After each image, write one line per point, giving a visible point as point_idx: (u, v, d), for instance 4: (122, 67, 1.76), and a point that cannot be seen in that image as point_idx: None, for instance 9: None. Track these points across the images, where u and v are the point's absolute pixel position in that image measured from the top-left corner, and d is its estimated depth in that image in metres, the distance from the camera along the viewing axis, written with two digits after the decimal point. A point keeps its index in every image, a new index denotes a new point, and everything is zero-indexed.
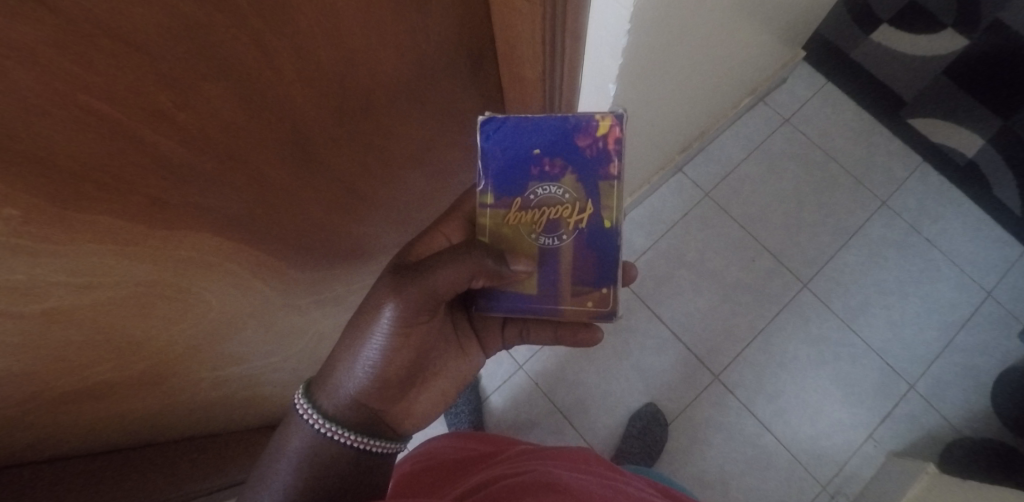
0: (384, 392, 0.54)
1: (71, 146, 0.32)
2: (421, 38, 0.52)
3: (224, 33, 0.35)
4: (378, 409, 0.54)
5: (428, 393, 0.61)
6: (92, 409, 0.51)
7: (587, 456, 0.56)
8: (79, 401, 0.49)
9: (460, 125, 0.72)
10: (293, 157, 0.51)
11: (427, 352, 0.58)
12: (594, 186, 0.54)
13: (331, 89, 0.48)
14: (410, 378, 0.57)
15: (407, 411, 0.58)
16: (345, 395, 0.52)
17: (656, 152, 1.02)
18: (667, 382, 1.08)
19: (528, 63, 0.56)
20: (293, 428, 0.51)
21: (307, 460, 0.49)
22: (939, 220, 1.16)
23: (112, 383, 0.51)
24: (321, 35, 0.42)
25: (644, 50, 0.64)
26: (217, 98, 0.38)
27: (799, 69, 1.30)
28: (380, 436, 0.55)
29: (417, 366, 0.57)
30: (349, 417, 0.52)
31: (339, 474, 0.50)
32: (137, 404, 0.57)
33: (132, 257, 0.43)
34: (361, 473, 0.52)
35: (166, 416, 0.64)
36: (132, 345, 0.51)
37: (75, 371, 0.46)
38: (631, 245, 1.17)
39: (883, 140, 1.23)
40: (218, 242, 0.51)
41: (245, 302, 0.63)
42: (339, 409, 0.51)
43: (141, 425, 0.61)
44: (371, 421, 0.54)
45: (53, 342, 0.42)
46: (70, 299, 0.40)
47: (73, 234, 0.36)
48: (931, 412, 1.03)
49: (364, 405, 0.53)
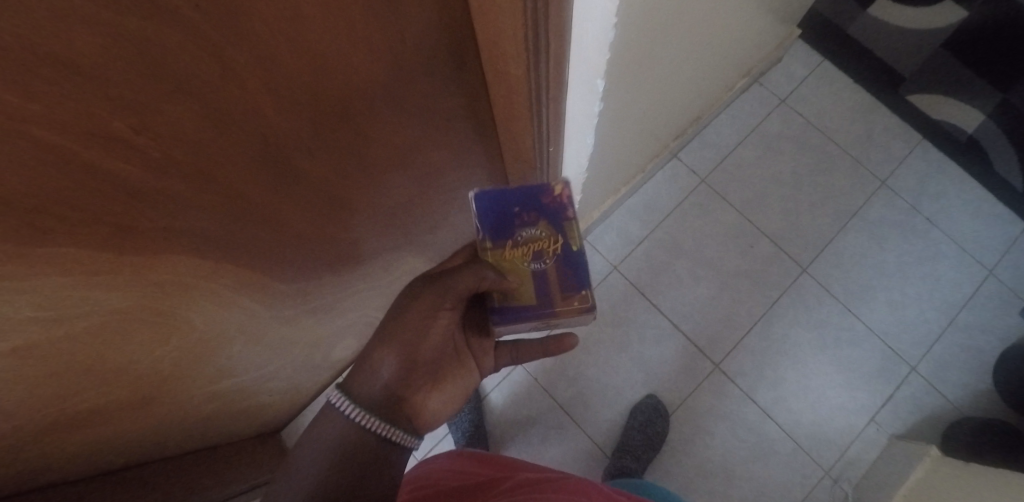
0: (414, 377, 0.55)
1: (25, 181, 0.29)
2: (397, 40, 0.49)
3: (183, 54, 0.32)
4: (405, 396, 0.54)
5: (445, 394, 0.59)
6: (79, 436, 0.50)
7: (590, 488, 0.56)
8: (63, 429, 0.47)
9: (446, 126, 0.69)
10: (267, 170, 0.49)
11: (450, 343, 0.59)
12: (564, 223, 0.57)
13: (302, 99, 0.45)
14: (434, 370, 0.57)
15: (430, 406, 0.58)
16: (380, 378, 0.52)
17: (651, 139, 1.00)
18: (668, 372, 1.07)
19: (511, 60, 0.54)
20: (327, 418, 0.51)
21: (336, 447, 0.49)
22: (940, 198, 1.15)
23: (99, 408, 0.50)
24: (287, 47, 0.39)
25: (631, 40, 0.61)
26: (177, 118, 0.36)
27: (795, 47, 1.26)
28: (404, 428, 0.53)
29: (439, 360, 0.58)
30: (379, 402, 0.52)
31: (360, 462, 0.49)
32: (125, 426, 0.56)
33: (103, 284, 0.41)
34: (379, 461, 0.50)
35: (158, 433, 0.63)
36: (116, 371, 0.49)
37: (58, 401, 0.45)
38: (626, 234, 1.15)
39: (882, 117, 1.21)
40: (196, 260, 0.49)
41: (229, 317, 0.61)
42: (371, 392, 0.52)
43: (130, 446, 0.60)
44: (397, 409, 0.53)
45: (31, 376, 0.40)
46: (40, 332, 0.38)
47: (32, 267, 0.34)
48: (933, 393, 1.03)
49: (393, 391, 0.53)
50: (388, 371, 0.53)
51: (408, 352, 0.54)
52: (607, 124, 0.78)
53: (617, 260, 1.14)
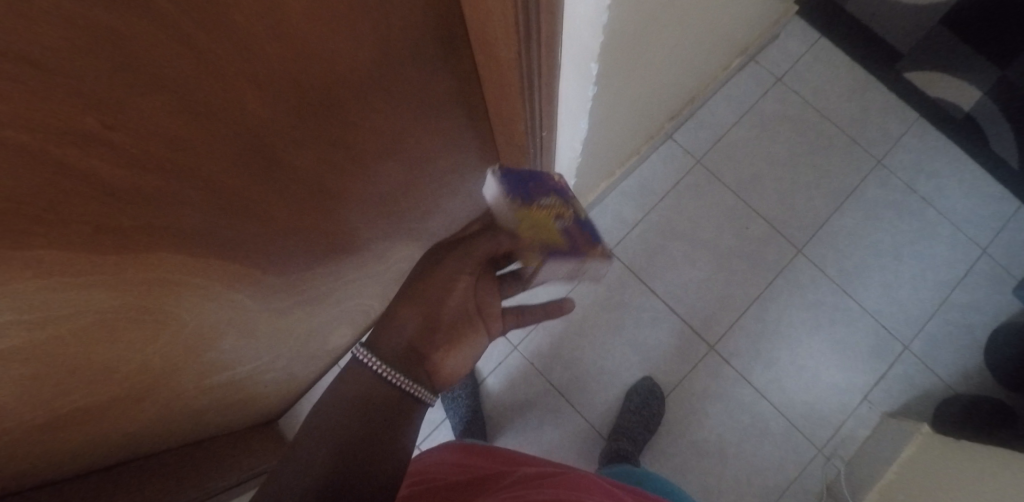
0: (433, 335, 0.57)
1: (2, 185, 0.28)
2: (382, 25, 0.47)
3: (154, 43, 0.30)
4: (424, 353, 0.57)
5: (461, 356, 0.61)
6: (76, 434, 0.49)
7: (590, 485, 0.55)
8: (59, 429, 0.47)
9: (436, 112, 0.68)
10: (253, 164, 0.48)
11: (472, 308, 0.61)
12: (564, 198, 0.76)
13: (285, 89, 0.44)
14: (453, 330, 0.59)
15: (447, 365, 0.60)
16: (401, 336, 0.55)
17: (645, 121, 0.98)
18: (663, 355, 1.08)
19: (502, 44, 0.52)
20: (353, 374, 0.52)
21: (360, 402, 0.50)
22: (935, 177, 1.14)
23: (93, 407, 0.49)
24: (267, 34, 0.38)
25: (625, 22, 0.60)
26: (155, 114, 0.35)
27: (792, 24, 1.24)
28: (423, 385, 0.55)
29: (458, 322, 0.60)
30: (400, 359, 0.54)
31: (382, 414, 0.51)
32: (121, 422, 0.55)
33: (86, 285, 0.40)
34: (399, 413, 0.52)
35: (154, 429, 0.63)
36: (108, 370, 0.48)
37: (51, 402, 0.44)
38: (622, 217, 1.15)
39: (878, 95, 1.19)
40: (181, 257, 0.48)
41: (221, 311, 0.61)
42: (392, 348, 0.54)
43: (128, 441, 0.59)
44: (416, 365, 0.56)
45: (23, 380, 0.40)
46: (25, 336, 0.37)
47: (15, 273, 0.33)
48: (925, 371, 1.04)
49: (413, 347, 0.56)
50: (409, 328, 0.56)
51: (427, 309, 0.57)
52: (600, 108, 0.77)
53: (613, 244, 1.13)
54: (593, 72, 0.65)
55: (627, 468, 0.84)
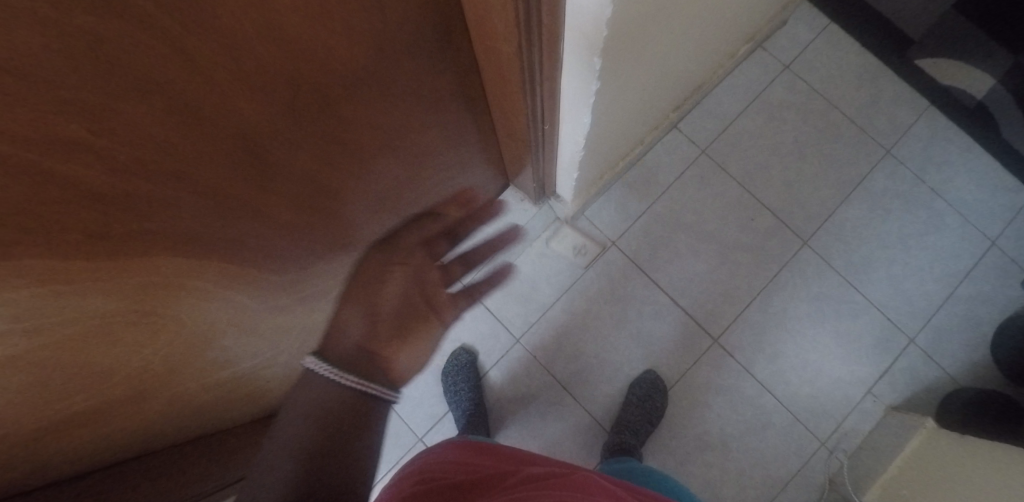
0: (378, 333, 0.57)
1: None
2: (375, 19, 0.46)
3: (135, 44, 0.29)
4: (375, 352, 0.57)
5: (414, 351, 0.60)
6: (92, 433, 0.49)
7: (597, 487, 0.55)
8: (75, 429, 0.46)
9: (435, 106, 0.66)
10: (246, 163, 0.47)
11: (418, 290, 0.62)
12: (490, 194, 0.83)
13: (278, 88, 0.43)
14: (400, 323, 0.59)
15: (403, 360, 0.59)
16: (347, 338, 0.56)
17: (649, 111, 0.96)
18: (667, 348, 1.07)
19: (502, 31, 0.51)
20: (308, 386, 0.53)
21: (313, 414, 0.50)
22: (945, 167, 1.12)
23: (103, 407, 0.49)
24: (254, 32, 0.36)
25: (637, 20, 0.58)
26: (143, 117, 0.33)
27: (801, 9, 1.21)
28: (378, 382, 0.56)
29: (406, 314, 0.59)
30: (351, 361, 0.55)
31: (338, 417, 0.51)
32: (137, 418, 0.55)
33: (84, 292, 0.39)
34: (354, 415, 0.52)
35: (171, 423, 0.62)
36: (112, 374, 0.48)
37: (65, 402, 0.43)
38: (625, 209, 1.13)
39: (889, 82, 1.16)
40: (179, 260, 0.47)
41: (225, 311, 0.60)
42: (340, 352, 0.55)
43: (151, 433, 0.59)
44: (368, 365, 0.56)
45: (35, 386, 0.39)
46: (31, 345, 0.36)
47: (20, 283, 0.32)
48: (930, 364, 1.04)
49: (363, 347, 0.56)
50: (354, 331, 0.56)
51: (369, 306, 0.58)
52: (604, 104, 0.71)
53: (616, 236, 1.12)
54: (598, 69, 0.59)
55: (629, 463, 0.84)
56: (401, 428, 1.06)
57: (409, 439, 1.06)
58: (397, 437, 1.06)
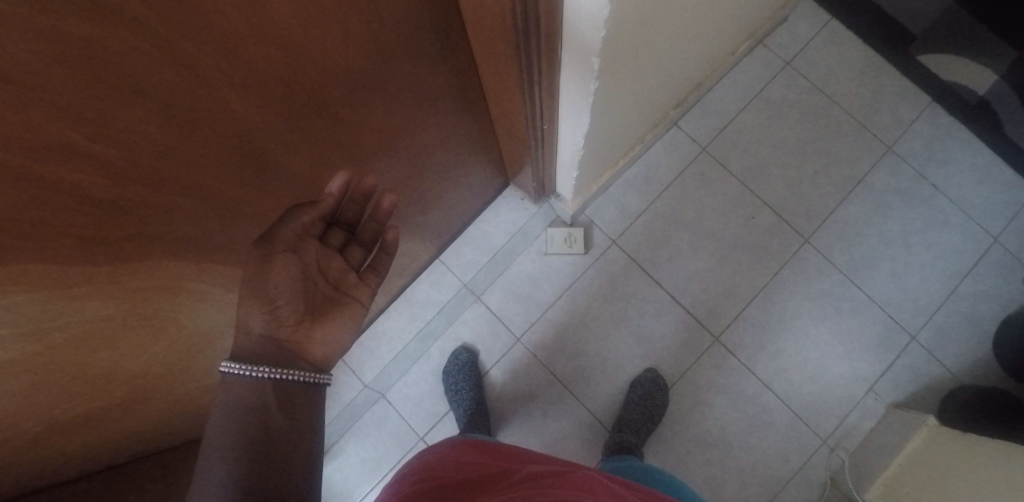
0: (285, 318, 0.55)
1: None
2: (372, 20, 0.45)
3: (130, 52, 0.29)
4: (284, 338, 0.55)
5: (334, 329, 0.61)
6: (101, 431, 0.51)
7: (597, 485, 0.55)
8: (84, 428, 0.48)
9: (432, 106, 0.66)
10: (241, 166, 0.47)
11: (316, 276, 0.59)
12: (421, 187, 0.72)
13: (274, 90, 0.43)
14: (308, 307, 0.58)
15: (317, 342, 0.59)
16: (252, 331, 0.53)
17: (649, 110, 0.96)
18: (666, 346, 1.07)
19: (499, 28, 0.51)
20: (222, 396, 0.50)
21: (243, 408, 0.50)
22: (948, 163, 1.11)
23: (108, 406, 0.50)
24: (250, 36, 0.36)
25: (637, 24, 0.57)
26: (138, 122, 0.33)
27: (801, 5, 1.20)
28: (297, 367, 0.55)
29: (312, 301, 0.59)
30: (259, 354, 0.53)
31: (265, 412, 0.50)
32: (139, 418, 0.57)
33: (84, 296, 0.39)
34: (286, 405, 0.52)
35: (173, 421, 0.65)
36: (116, 374, 0.49)
37: (70, 404, 0.44)
38: (625, 207, 1.13)
39: (891, 79, 1.15)
40: (174, 262, 0.48)
41: (218, 312, 0.62)
42: (246, 345, 0.53)
43: (155, 432, 0.61)
44: (283, 354, 0.55)
45: (38, 388, 0.40)
46: (35, 345, 0.37)
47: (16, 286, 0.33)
48: (932, 362, 1.03)
49: (269, 337, 0.54)
50: (256, 323, 0.54)
51: (264, 299, 0.53)
52: (604, 102, 0.69)
53: (616, 235, 1.12)
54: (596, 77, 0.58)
55: (629, 462, 0.84)
56: (402, 427, 1.07)
57: (411, 438, 1.06)
58: (399, 436, 1.06)
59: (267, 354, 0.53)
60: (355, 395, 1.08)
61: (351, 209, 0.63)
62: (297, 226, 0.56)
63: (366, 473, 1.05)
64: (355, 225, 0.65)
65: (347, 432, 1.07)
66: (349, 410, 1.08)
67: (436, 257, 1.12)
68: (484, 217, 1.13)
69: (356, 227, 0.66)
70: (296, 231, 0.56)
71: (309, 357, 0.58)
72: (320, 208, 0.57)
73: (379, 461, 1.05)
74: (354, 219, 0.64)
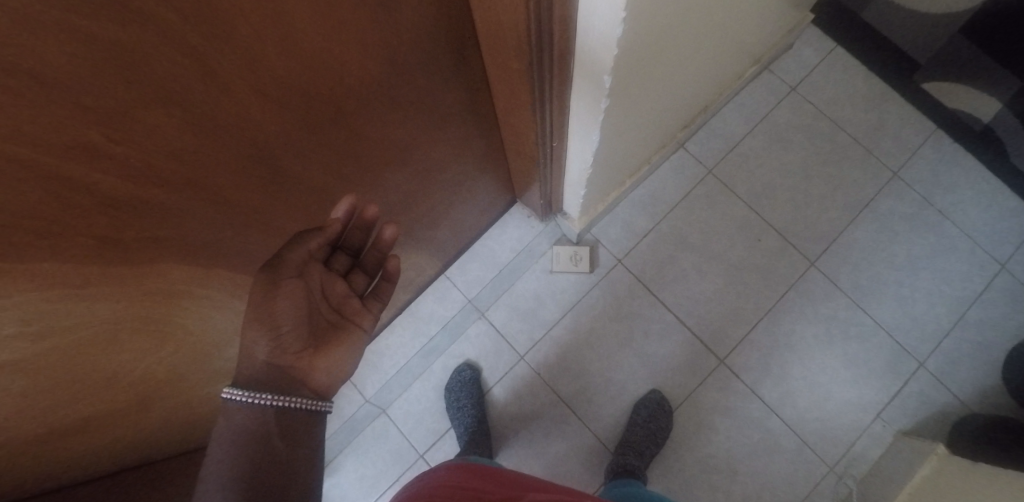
0: (288, 346, 0.55)
1: (11, 193, 0.28)
2: (390, 35, 0.47)
3: (152, 54, 0.30)
4: (286, 366, 0.55)
5: (339, 356, 0.61)
6: (109, 435, 0.51)
7: None
8: (93, 430, 0.48)
9: (446, 121, 0.67)
10: (256, 174, 0.47)
11: (320, 301, 0.59)
12: (413, 180, 0.74)
13: (293, 101, 0.44)
14: (311, 334, 0.58)
15: (320, 369, 0.59)
16: (256, 358, 0.53)
17: (657, 131, 0.97)
18: (670, 367, 1.06)
19: (513, 51, 0.53)
20: (225, 419, 0.51)
21: (242, 435, 0.50)
22: (952, 190, 1.12)
23: (115, 409, 0.51)
24: (272, 45, 0.37)
25: (648, 49, 0.59)
26: (160, 125, 0.34)
27: (807, 33, 1.23)
28: (299, 394, 0.55)
29: (316, 327, 0.58)
30: (262, 380, 0.53)
31: (265, 436, 0.50)
32: (144, 423, 0.57)
33: (96, 297, 0.40)
34: (285, 432, 0.52)
35: (179, 429, 0.65)
36: (123, 377, 0.49)
37: (79, 402, 0.45)
38: (631, 226, 1.13)
39: (895, 106, 1.17)
40: (184, 268, 0.48)
41: (228, 320, 0.62)
42: (249, 372, 0.53)
43: (162, 439, 0.61)
44: (285, 381, 0.55)
45: (50, 385, 0.40)
46: (47, 344, 0.38)
47: (32, 284, 0.33)
48: (940, 390, 1.02)
49: (273, 363, 0.54)
50: (260, 350, 0.54)
51: (269, 324, 0.54)
52: (613, 124, 0.71)
53: (622, 254, 1.12)
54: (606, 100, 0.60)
55: (632, 487, 0.82)
56: (403, 443, 1.05)
57: (410, 455, 1.05)
58: (398, 452, 1.05)
59: (269, 381, 0.53)
60: (356, 409, 1.07)
61: (355, 236, 0.63)
62: (303, 252, 0.56)
63: (364, 489, 1.03)
64: (359, 251, 0.65)
65: (346, 447, 1.05)
66: (349, 424, 1.06)
67: (442, 272, 1.13)
68: (491, 234, 1.14)
69: (360, 253, 0.66)
70: (303, 256, 0.56)
71: (314, 383, 0.58)
72: (326, 234, 0.57)
73: (377, 478, 1.04)
74: (359, 246, 0.64)
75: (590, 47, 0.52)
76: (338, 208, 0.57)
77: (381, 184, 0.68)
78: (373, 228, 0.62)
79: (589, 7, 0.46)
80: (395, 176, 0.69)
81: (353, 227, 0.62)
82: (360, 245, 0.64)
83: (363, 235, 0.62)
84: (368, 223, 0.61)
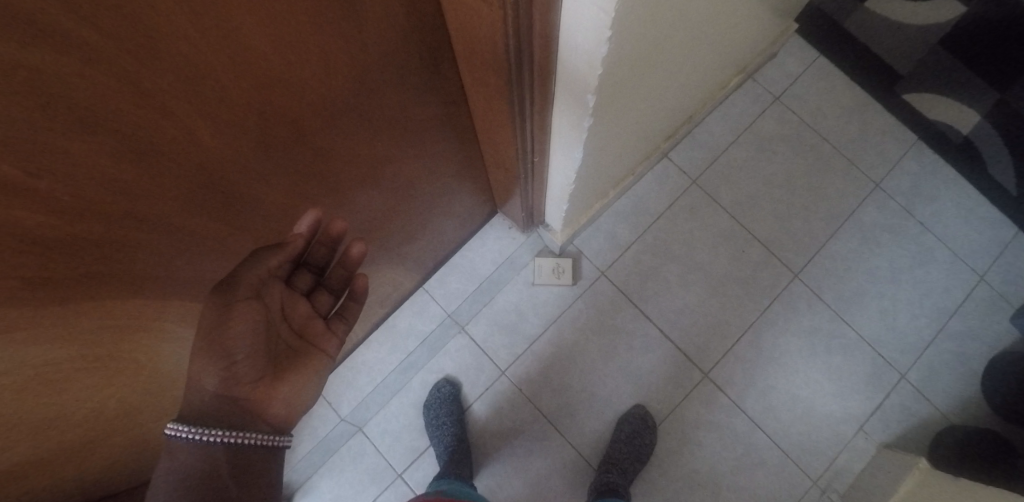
0: (242, 376, 0.51)
1: None
2: (355, 50, 0.43)
3: (81, 82, 0.26)
4: (241, 397, 0.51)
5: (300, 385, 0.57)
6: (50, 481, 0.47)
7: None
8: (34, 477, 0.44)
9: (420, 135, 0.64)
10: (209, 199, 0.43)
11: (280, 323, 0.55)
12: (385, 195, 0.70)
13: (247, 122, 0.40)
14: (269, 362, 0.54)
15: (279, 398, 0.55)
16: (205, 390, 0.49)
17: (641, 141, 0.95)
18: (655, 382, 1.05)
19: (491, 67, 0.51)
20: (168, 458, 0.47)
21: (186, 475, 0.46)
22: (933, 202, 1.13)
23: (58, 453, 0.46)
24: (222, 66, 0.34)
25: (633, 61, 0.56)
26: (93, 156, 0.30)
27: (790, 42, 1.23)
28: (253, 428, 0.52)
29: (274, 354, 0.54)
30: (211, 414, 0.49)
31: (214, 476, 0.47)
32: (89, 463, 0.53)
33: (28, 342, 0.36)
34: (236, 471, 0.49)
35: (127, 466, 0.60)
36: (66, 419, 0.45)
37: (18, 451, 0.41)
38: (614, 237, 1.11)
39: (877, 117, 1.18)
40: (130, 301, 0.44)
41: (183, 350, 0.58)
42: (197, 404, 0.49)
43: (107, 479, 0.57)
44: (238, 415, 0.51)
45: None
46: None
47: None
48: (920, 401, 1.02)
49: (224, 395, 0.50)
50: (209, 381, 0.49)
51: (221, 353, 0.49)
52: (596, 137, 0.68)
53: (604, 265, 1.10)
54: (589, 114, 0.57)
55: None
56: (380, 463, 1.02)
57: (387, 475, 1.01)
58: (375, 472, 1.01)
59: (220, 416, 0.49)
60: (331, 429, 1.03)
61: (319, 251, 0.59)
62: (263, 270, 0.51)
63: None
64: (324, 268, 0.61)
65: (321, 468, 1.01)
66: (323, 444, 1.02)
67: (422, 285, 1.09)
68: (473, 246, 1.11)
69: (326, 271, 0.62)
70: (262, 275, 0.51)
71: (271, 415, 0.54)
72: (288, 250, 0.53)
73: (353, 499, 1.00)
74: (324, 263, 0.60)
75: (574, 62, 0.49)
76: (301, 221, 0.53)
77: (350, 199, 0.64)
78: (339, 244, 0.58)
79: (573, 23, 0.44)
80: (367, 192, 0.65)
81: (318, 243, 0.58)
82: (324, 262, 0.60)
83: (329, 252, 0.58)
84: (334, 239, 0.57)
